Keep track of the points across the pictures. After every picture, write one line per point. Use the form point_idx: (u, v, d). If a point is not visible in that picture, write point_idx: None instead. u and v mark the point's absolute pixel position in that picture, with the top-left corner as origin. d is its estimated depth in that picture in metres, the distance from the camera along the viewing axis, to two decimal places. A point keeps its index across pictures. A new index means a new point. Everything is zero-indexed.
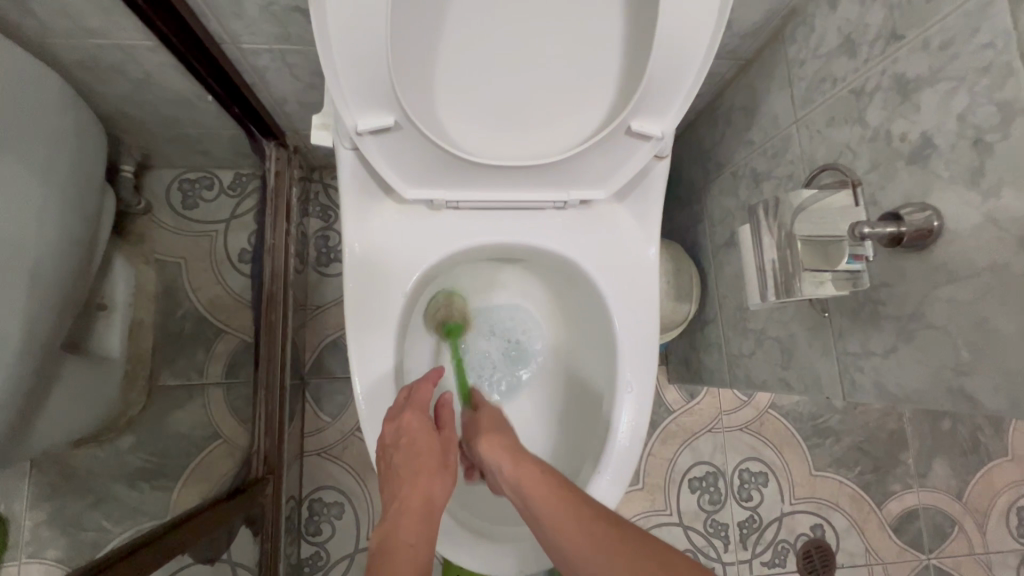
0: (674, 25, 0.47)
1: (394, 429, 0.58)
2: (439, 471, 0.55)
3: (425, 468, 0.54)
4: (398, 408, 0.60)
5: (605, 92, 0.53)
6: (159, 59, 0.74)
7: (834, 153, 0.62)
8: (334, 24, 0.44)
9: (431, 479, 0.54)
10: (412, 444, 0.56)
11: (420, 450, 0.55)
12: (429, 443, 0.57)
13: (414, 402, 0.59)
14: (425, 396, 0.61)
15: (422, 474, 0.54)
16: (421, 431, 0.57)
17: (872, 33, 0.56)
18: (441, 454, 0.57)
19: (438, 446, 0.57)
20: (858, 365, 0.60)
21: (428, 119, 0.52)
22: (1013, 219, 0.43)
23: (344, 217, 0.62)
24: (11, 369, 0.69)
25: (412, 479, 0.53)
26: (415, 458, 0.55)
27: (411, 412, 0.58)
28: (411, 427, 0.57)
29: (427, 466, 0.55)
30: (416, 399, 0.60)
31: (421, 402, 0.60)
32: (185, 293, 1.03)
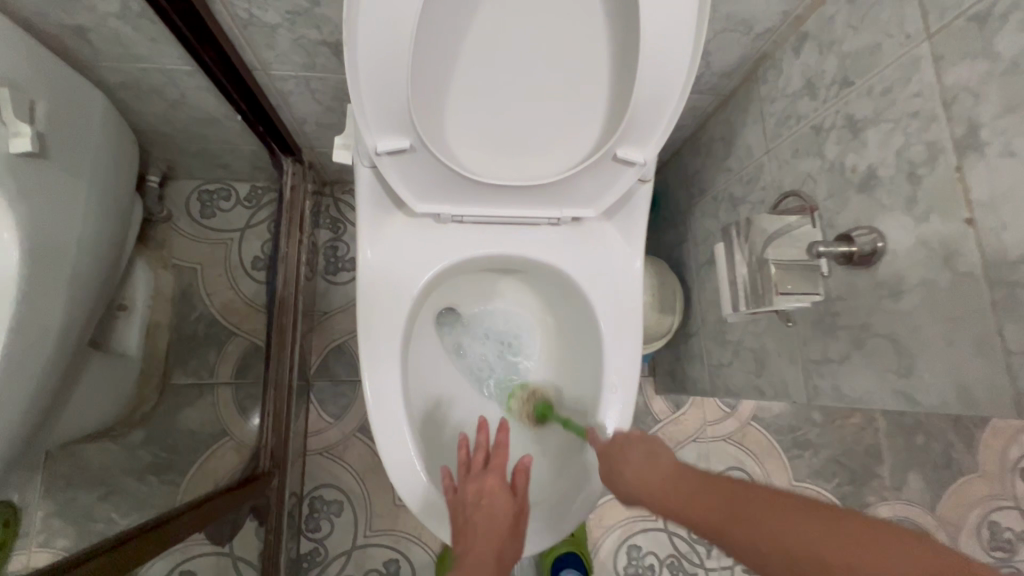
0: (654, 69, 0.54)
1: (476, 488, 0.62)
2: (510, 534, 0.58)
3: (501, 530, 0.58)
4: (478, 470, 0.64)
5: (595, 123, 0.61)
6: (195, 82, 0.81)
7: (798, 181, 0.69)
8: (363, 62, 0.52)
9: (504, 540, 0.57)
10: (492, 506, 0.60)
11: (497, 511, 0.59)
12: (507, 508, 0.60)
13: (494, 466, 0.64)
14: (503, 460, 0.64)
15: (496, 534, 0.57)
16: (500, 494, 0.61)
17: (829, 78, 0.64)
18: (513, 520, 0.59)
19: (511, 511, 0.60)
20: (819, 371, 0.67)
21: (439, 143, 0.60)
22: (939, 241, 0.50)
23: (359, 228, 0.69)
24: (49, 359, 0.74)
25: (488, 538, 0.56)
26: (492, 520, 0.58)
27: (492, 474, 0.62)
28: (492, 489, 0.61)
29: (501, 529, 0.58)
30: (495, 463, 0.64)
31: (500, 467, 0.64)
32: (200, 297, 1.11)
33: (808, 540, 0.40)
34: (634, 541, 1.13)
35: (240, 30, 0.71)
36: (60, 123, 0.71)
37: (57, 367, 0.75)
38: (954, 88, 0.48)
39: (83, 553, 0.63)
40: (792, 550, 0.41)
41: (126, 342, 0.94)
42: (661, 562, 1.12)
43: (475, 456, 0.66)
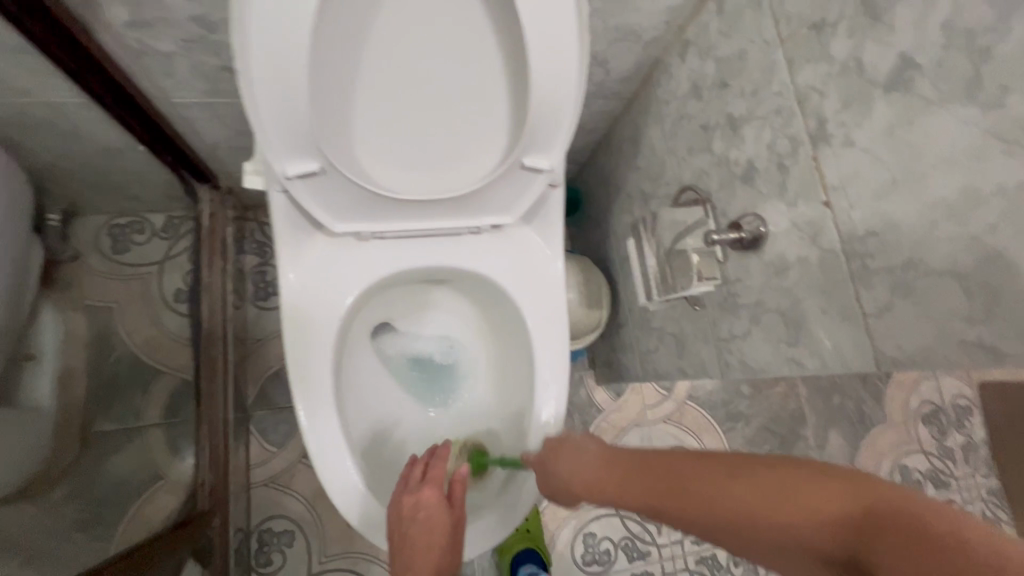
0: (547, 82, 0.58)
1: (412, 501, 0.62)
2: (448, 545, 0.59)
3: (437, 544, 0.59)
4: (415, 482, 0.65)
5: (500, 135, 0.64)
6: (89, 113, 0.78)
7: (694, 175, 0.75)
8: (260, 89, 0.52)
9: (441, 554, 0.58)
10: (429, 519, 0.60)
11: (433, 525, 0.60)
12: (443, 521, 0.61)
13: (429, 478, 0.64)
14: (440, 471, 0.65)
15: (431, 550, 0.58)
16: (436, 508, 0.61)
17: (709, 81, 0.70)
18: (450, 532, 0.60)
19: (449, 522, 0.61)
20: (728, 347, 0.73)
21: (349, 164, 0.61)
22: (806, 222, 0.56)
23: (278, 250, 0.69)
24: None
25: (426, 555, 0.58)
26: (427, 533, 0.59)
27: (428, 487, 0.62)
28: (427, 502, 0.62)
29: (437, 542, 0.59)
30: (431, 475, 0.64)
31: (437, 478, 0.64)
32: (119, 337, 1.05)
33: (807, 519, 0.39)
34: (588, 529, 1.17)
35: (133, 60, 0.69)
36: None
37: None
38: (805, 87, 0.55)
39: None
40: (807, 529, 0.39)
41: (37, 393, 0.88)
42: (616, 546, 1.17)
43: (412, 470, 0.66)
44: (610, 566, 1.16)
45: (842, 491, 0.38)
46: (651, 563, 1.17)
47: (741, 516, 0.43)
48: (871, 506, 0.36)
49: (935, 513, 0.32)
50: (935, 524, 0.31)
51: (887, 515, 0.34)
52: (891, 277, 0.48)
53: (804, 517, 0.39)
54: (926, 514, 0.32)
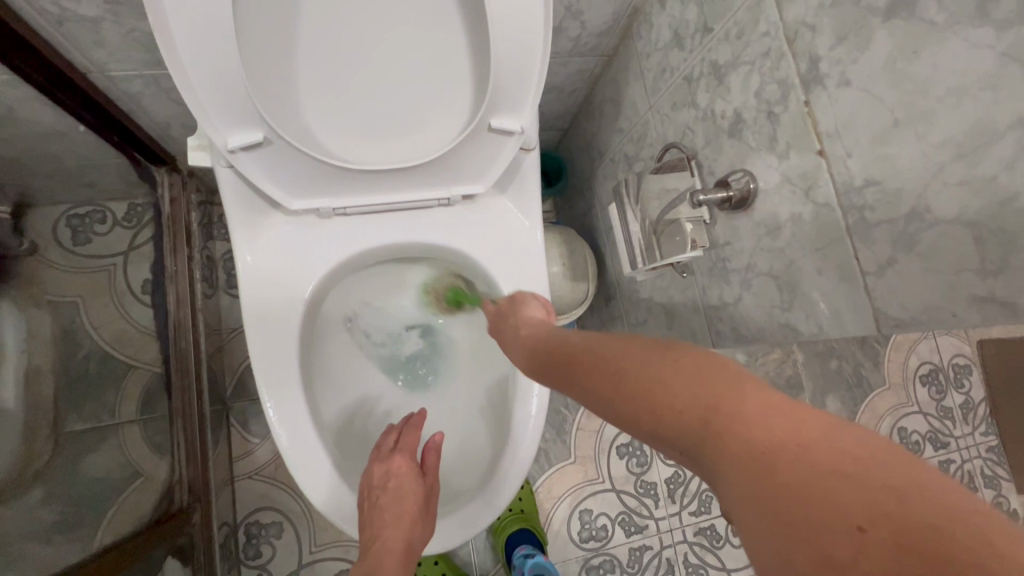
0: (509, 30, 0.52)
1: (383, 470, 0.66)
2: (418, 514, 0.63)
3: (408, 511, 0.62)
4: (387, 452, 0.69)
5: (463, 94, 0.58)
6: (20, 93, 0.71)
7: (679, 132, 0.70)
8: (184, 50, 0.47)
9: (412, 521, 0.62)
10: (399, 486, 0.64)
11: (403, 493, 0.63)
12: (413, 488, 0.65)
13: (400, 447, 0.68)
14: (412, 442, 0.69)
15: (403, 515, 0.62)
16: (406, 476, 0.66)
17: (692, 27, 0.64)
18: (420, 500, 0.65)
19: (419, 491, 0.65)
20: (719, 316, 0.69)
21: (297, 133, 0.55)
22: (799, 176, 0.51)
23: (232, 233, 0.64)
24: None
25: (397, 522, 0.61)
26: (398, 503, 0.63)
27: (399, 456, 0.67)
28: (398, 471, 0.66)
29: (408, 513, 0.62)
30: (402, 446, 0.69)
31: (408, 447, 0.69)
32: (85, 332, 1.00)
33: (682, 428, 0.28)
34: (584, 506, 1.15)
35: (57, 28, 0.63)
36: None
37: None
38: (795, 23, 0.49)
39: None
40: (689, 437, 0.27)
41: None
42: (612, 521, 1.15)
43: (384, 442, 0.70)
44: (608, 541, 1.14)
45: (757, 406, 0.25)
46: (649, 536, 1.16)
47: (631, 401, 0.32)
48: (759, 439, 0.24)
49: (871, 483, 0.20)
50: (857, 506, 0.20)
51: (789, 453, 0.22)
52: (892, 231, 0.44)
53: (695, 416, 0.27)
54: (885, 491, 0.20)
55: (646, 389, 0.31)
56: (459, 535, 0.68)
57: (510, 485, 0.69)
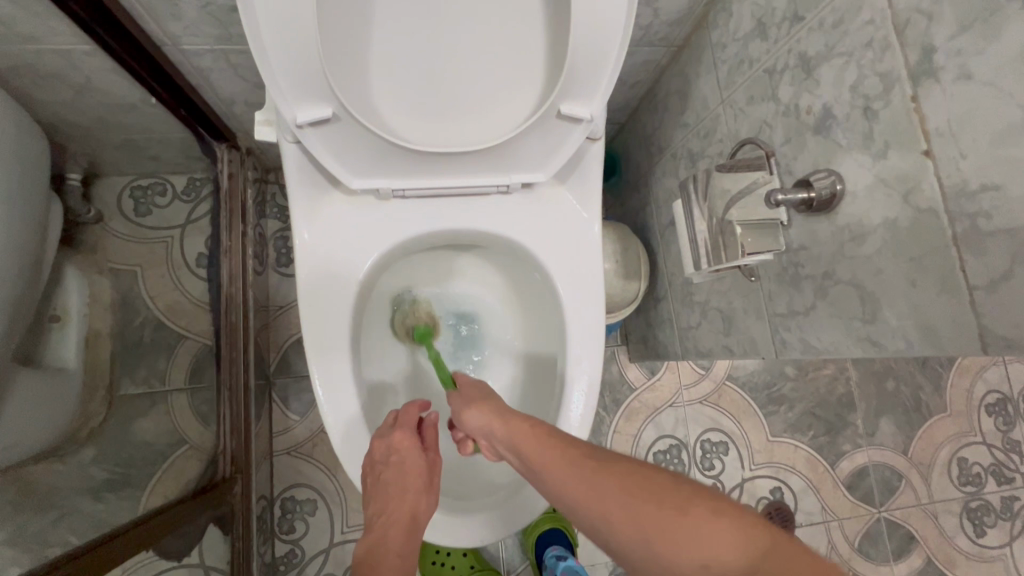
0: (590, 11, 0.50)
1: (384, 446, 0.59)
2: (425, 490, 0.57)
3: (413, 486, 0.56)
4: (386, 427, 0.62)
5: (535, 78, 0.56)
6: (98, 63, 0.73)
7: (754, 128, 0.66)
8: (264, 18, 0.46)
9: (417, 497, 0.55)
10: (402, 462, 0.58)
11: (406, 468, 0.57)
12: (417, 462, 0.58)
13: (401, 422, 0.61)
14: (411, 415, 0.62)
15: (407, 492, 0.56)
16: (410, 451, 0.59)
17: (779, 16, 0.60)
18: (426, 476, 0.57)
19: (424, 466, 0.58)
20: (786, 325, 0.65)
21: (365, 110, 0.54)
22: (897, 178, 0.47)
23: (292, 210, 0.64)
24: None
25: (401, 498, 0.55)
26: (401, 478, 0.56)
27: (399, 431, 0.60)
28: (400, 445, 0.59)
29: (412, 487, 0.56)
30: (402, 420, 0.61)
31: (409, 422, 0.62)
32: (142, 301, 1.04)
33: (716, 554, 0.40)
34: None
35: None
36: None
37: None
38: (906, 11, 0.45)
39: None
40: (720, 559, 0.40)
41: (60, 354, 0.88)
42: None
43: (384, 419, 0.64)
44: None
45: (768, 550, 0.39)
46: None
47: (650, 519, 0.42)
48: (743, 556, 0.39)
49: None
50: None
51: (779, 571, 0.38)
52: (1011, 242, 0.39)
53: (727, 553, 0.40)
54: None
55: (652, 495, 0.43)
56: (494, 530, 0.67)
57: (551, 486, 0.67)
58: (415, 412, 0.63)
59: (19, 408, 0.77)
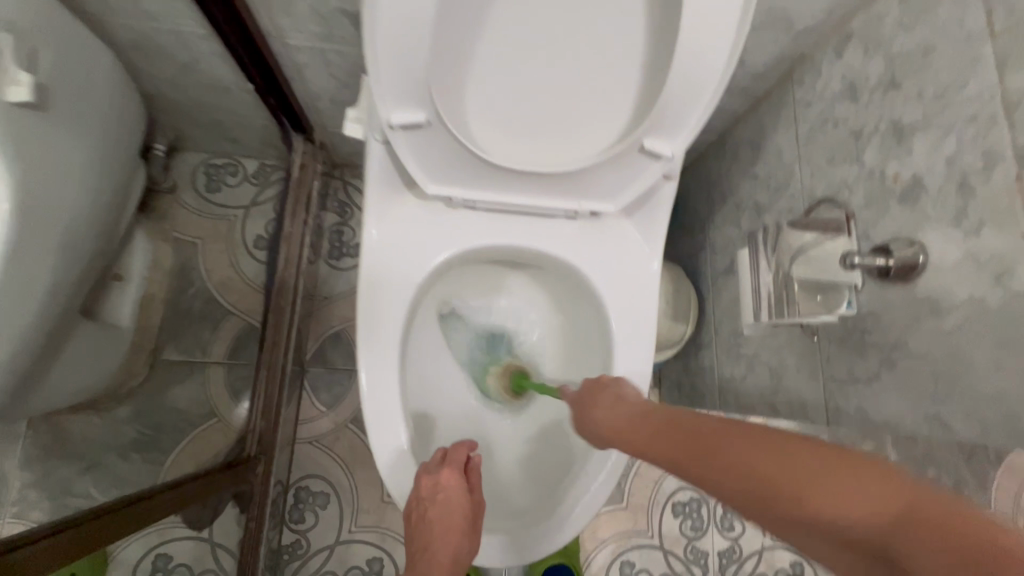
0: (690, 57, 0.51)
1: (430, 484, 0.58)
2: (466, 536, 0.55)
3: (456, 531, 0.55)
4: (433, 463, 0.60)
5: (623, 112, 0.58)
6: (207, 48, 0.78)
7: (833, 188, 0.66)
8: (383, 24, 0.48)
9: (457, 544, 0.54)
10: (448, 505, 0.56)
11: (451, 512, 0.56)
12: (461, 505, 0.56)
13: (450, 460, 0.59)
14: (460, 456, 0.60)
15: (450, 538, 0.54)
16: (456, 494, 0.57)
17: (873, 80, 0.60)
18: (470, 520, 0.56)
19: (468, 510, 0.57)
20: (843, 392, 0.63)
21: (456, 120, 0.56)
22: (990, 256, 0.46)
23: (366, 205, 0.66)
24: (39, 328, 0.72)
25: (442, 544, 0.54)
26: (444, 521, 0.55)
27: (447, 471, 0.58)
28: (446, 487, 0.57)
29: (456, 532, 0.55)
30: (451, 460, 0.59)
31: (457, 461, 0.60)
32: (198, 273, 1.08)
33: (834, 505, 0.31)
34: (627, 557, 1.10)
35: None
36: (69, 76, 0.69)
37: (41, 328, 0.71)
38: (1019, 91, 0.45)
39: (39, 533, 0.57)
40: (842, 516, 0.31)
41: (117, 313, 0.93)
42: None
43: (430, 455, 0.61)
44: None
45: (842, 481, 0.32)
46: None
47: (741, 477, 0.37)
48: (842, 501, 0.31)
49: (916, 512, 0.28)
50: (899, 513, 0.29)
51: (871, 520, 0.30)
52: None
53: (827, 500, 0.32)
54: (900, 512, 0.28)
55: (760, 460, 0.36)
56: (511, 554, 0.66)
57: (578, 522, 0.66)
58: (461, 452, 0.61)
59: (69, 363, 0.80)
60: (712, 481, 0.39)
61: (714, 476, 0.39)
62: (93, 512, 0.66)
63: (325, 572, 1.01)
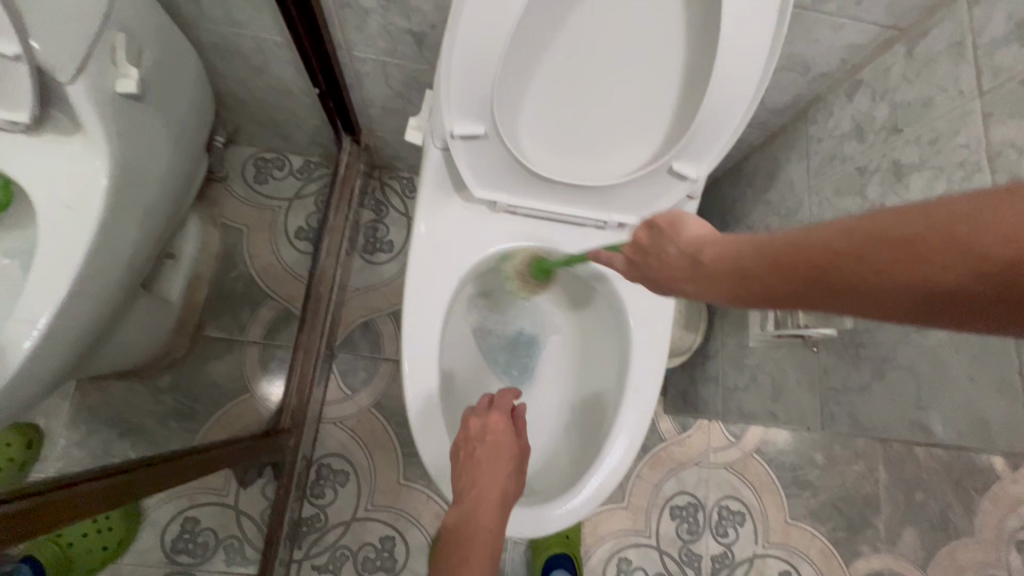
0: (719, 96, 0.60)
1: (481, 425, 0.67)
2: (513, 472, 0.63)
3: (505, 465, 0.63)
4: (483, 407, 0.69)
5: (655, 138, 0.66)
6: (282, 53, 0.87)
7: (837, 217, 0.73)
8: (460, 50, 0.56)
9: (506, 478, 0.62)
10: (496, 442, 0.65)
11: (500, 448, 0.64)
12: (509, 444, 0.65)
13: (497, 405, 0.69)
14: (507, 403, 0.70)
15: (500, 471, 0.62)
16: (504, 433, 0.66)
17: (878, 124, 0.68)
18: (517, 458, 0.65)
19: (515, 449, 0.65)
20: (838, 400, 0.70)
21: (510, 135, 0.64)
22: None
23: (418, 204, 0.73)
24: (117, 293, 0.79)
25: (493, 477, 0.62)
26: (495, 457, 0.63)
27: (496, 413, 0.67)
28: (496, 427, 0.66)
29: (505, 466, 0.63)
30: (499, 405, 0.69)
31: (504, 406, 0.69)
32: (242, 257, 1.16)
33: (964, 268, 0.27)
34: (624, 554, 1.16)
35: (337, 12, 0.77)
36: (159, 75, 0.78)
37: (117, 293, 0.79)
38: (1000, 144, 0.53)
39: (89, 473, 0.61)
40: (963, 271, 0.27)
41: (170, 288, 1.01)
42: None
43: (478, 401, 0.71)
44: None
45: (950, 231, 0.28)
46: None
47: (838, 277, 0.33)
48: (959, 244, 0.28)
49: None
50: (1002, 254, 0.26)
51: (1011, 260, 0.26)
52: None
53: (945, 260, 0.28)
54: None
55: (892, 244, 0.30)
56: (522, 518, 0.69)
57: (588, 503, 0.72)
58: (508, 399, 0.71)
59: (129, 328, 0.87)
60: (838, 297, 0.34)
61: (840, 288, 0.33)
62: (147, 460, 0.73)
63: (340, 547, 1.07)
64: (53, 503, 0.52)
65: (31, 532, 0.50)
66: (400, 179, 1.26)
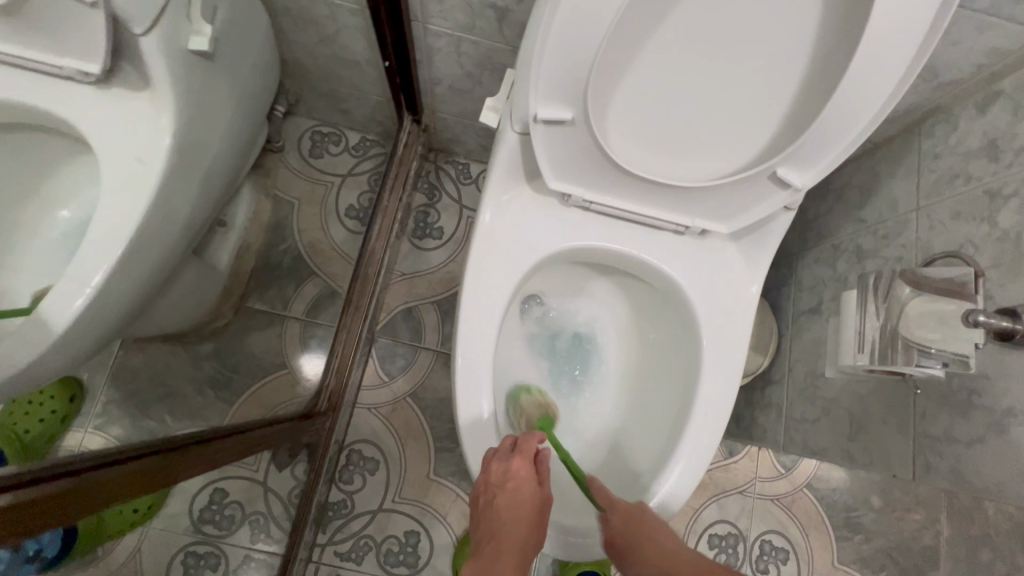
0: (847, 96, 0.53)
1: (501, 469, 0.61)
2: (535, 523, 0.57)
3: (524, 516, 0.57)
4: (504, 450, 0.63)
5: (758, 140, 0.60)
6: (357, 22, 0.84)
7: (954, 244, 0.65)
8: (560, 23, 0.51)
9: (528, 529, 0.56)
10: (518, 489, 0.59)
11: (521, 499, 0.58)
12: (531, 494, 0.59)
13: (521, 448, 0.62)
14: (531, 446, 0.63)
15: (520, 523, 0.56)
16: (525, 480, 0.60)
17: (1018, 141, 0.60)
18: (538, 509, 0.59)
19: (536, 499, 0.59)
20: (937, 449, 0.65)
21: (598, 123, 0.59)
22: None
23: (486, 191, 0.69)
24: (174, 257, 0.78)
25: (514, 526, 0.56)
26: (514, 508, 0.57)
27: (518, 457, 0.61)
28: (517, 474, 0.60)
29: (526, 516, 0.57)
30: (523, 448, 0.63)
31: (527, 449, 0.62)
32: (291, 231, 1.13)
33: None
34: None
35: None
36: (230, 34, 0.76)
37: (172, 257, 0.77)
38: None
39: (126, 449, 0.59)
40: None
41: (218, 255, 0.99)
42: None
43: (501, 441, 0.65)
44: None
45: None
46: None
47: None
48: None
49: None
50: None
51: None
52: None
53: None
54: None
55: None
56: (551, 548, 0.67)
57: None
58: (534, 443, 0.64)
59: (177, 293, 0.85)
60: None
61: None
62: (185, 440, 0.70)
63: (364, 536, 1.04)
64: (86, 482, 0.49)
65: (76, 509, 0.47)
66: (455, 164, 1.22)
